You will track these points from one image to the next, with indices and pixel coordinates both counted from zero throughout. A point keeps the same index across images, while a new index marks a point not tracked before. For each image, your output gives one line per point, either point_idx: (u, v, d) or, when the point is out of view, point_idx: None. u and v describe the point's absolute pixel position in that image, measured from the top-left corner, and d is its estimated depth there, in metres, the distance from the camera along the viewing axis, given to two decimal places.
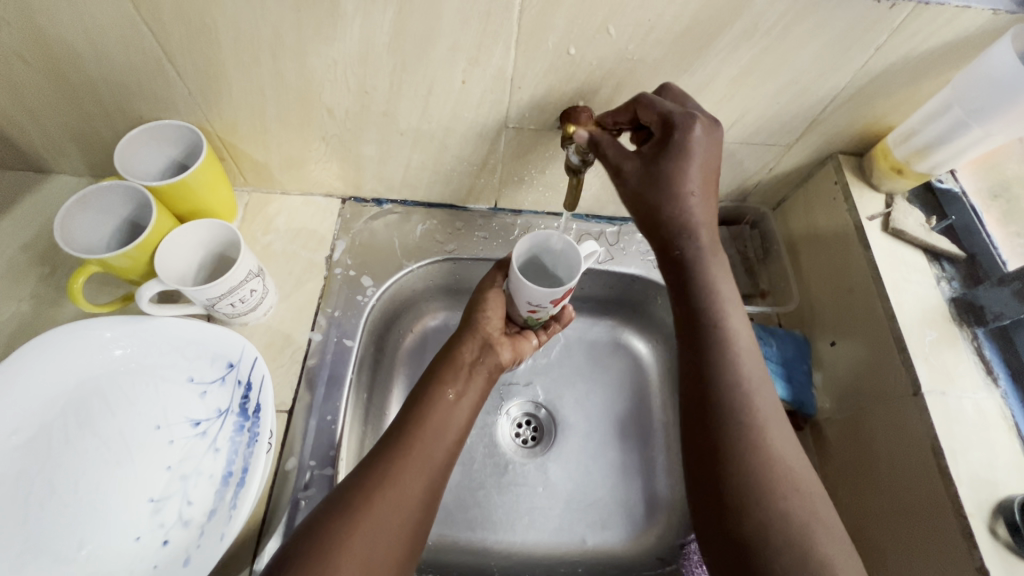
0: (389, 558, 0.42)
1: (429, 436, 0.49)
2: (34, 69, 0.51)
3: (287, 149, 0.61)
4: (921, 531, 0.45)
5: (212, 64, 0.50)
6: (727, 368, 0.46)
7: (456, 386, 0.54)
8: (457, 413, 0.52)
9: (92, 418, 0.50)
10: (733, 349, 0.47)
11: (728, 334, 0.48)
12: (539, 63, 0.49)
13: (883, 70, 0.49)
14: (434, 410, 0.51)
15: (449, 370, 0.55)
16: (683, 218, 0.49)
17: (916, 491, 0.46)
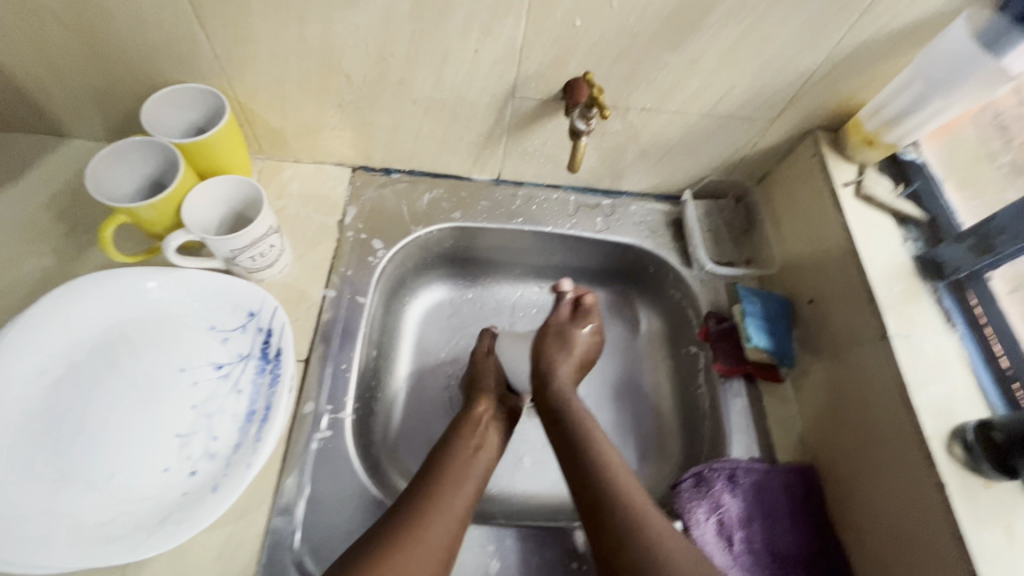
0: None
1: (450, 491, 0.51)
2: (66, 29, 0.53)
3: (303, 116, 0.64)
4: (900, 481, 0.49)
5: (240, 27, 0.53)
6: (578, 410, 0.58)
7: (473, 441, 0.57)
8: (476, 465, 0.55)
9: (120, 360, 0.53)
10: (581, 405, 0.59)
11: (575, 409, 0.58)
12: (547, 35, 0.54)
13: (855, 48, 0.55)
14: (455, 461, 0.54)
15: (456, 440, 0.57)
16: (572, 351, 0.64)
17: (900, 465, 0.49)
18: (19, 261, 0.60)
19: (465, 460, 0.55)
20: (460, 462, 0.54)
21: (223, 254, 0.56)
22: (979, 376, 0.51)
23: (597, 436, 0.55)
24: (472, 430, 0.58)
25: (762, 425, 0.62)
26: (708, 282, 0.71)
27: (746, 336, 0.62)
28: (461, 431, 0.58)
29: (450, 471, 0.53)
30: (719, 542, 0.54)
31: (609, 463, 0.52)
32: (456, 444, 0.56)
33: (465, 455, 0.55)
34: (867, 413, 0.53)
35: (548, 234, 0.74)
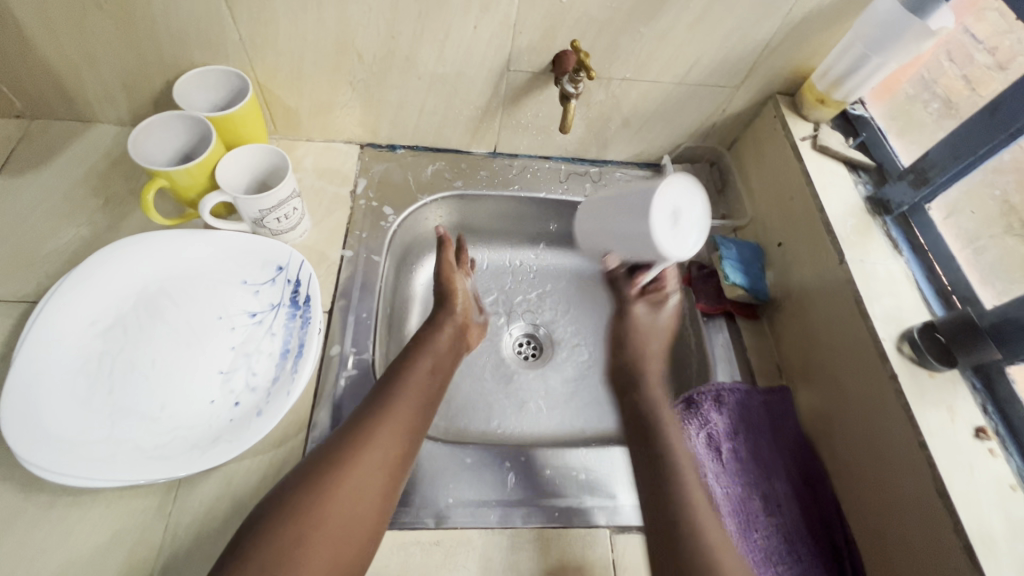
0: (374, 491, 0.49)
1: (400, 406, 0.54)
2: (105, 17, 0.59)
3: (317, 95, 0.71)
4: (864, 383, 0.56)
5: (265, 12, 0.60)
6: (659, 424, 0.59)
7: (432, 362, 0.60)
8: (431, 384, 0.58)
9: (161, 312, 0.58)
10: (660, 409, 0.61)
11: (661, 421, 0.59)
12: (537, 10, 0.61)
13: (803, 17, 0.63)
14: (411, 382, 0.57)
15: (415, 359, 0.60)
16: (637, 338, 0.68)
17: (862, 368, 0.57)
18: (58, 232, 0.65)
19: (425, 379, 0.58)
20: (415, 384, 0.57)
21: (254, 217, 0.63)
22: (923, 291, 0.59)
23: (677, 444, 0.57)
24: (428, 353, 0.61)
25: (743, 356, 0.70)
26: None
27: (724, 274, 0.70)
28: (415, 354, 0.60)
29: (404, 394, 0.55)
30: (708, 452, 0.61)
31: (687, 489, 0.52)
32: (412, 367, 0.58)
33: (419, 379, 0.58)
34: (832, 332, 0.61)
35: (543, 200, 0.81)
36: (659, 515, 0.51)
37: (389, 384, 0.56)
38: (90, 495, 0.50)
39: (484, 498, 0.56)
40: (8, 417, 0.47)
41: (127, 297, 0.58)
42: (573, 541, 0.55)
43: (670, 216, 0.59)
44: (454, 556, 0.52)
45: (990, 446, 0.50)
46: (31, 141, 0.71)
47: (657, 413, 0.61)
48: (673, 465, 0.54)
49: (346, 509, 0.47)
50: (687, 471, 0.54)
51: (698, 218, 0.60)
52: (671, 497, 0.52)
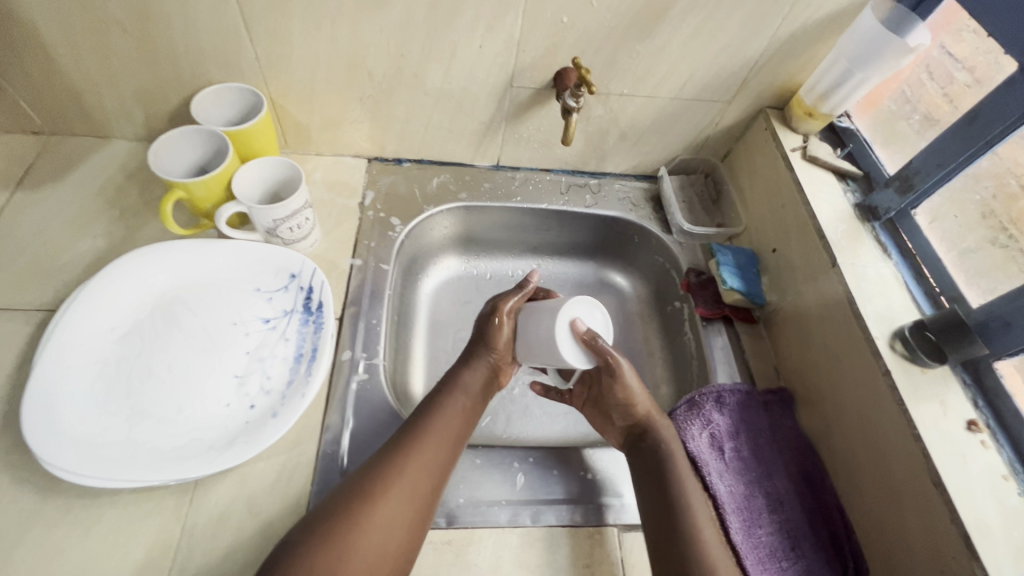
0: (395, 538, 0.49)
1: (425, 448, 0.54)
2: (127, 36, 0.62)
3: (328, 110, 0.74)
4: (860, 381, 0.58)
5: (281, 32, 0.63)
6: (660, 440, 0.59)
7: (463, 402, 0.59)
8: (460, 424, 0.58)
9: (178, 318, 0.60)
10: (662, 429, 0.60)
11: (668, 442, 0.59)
12: (540, 29, 0.64)
13: (789, 35, 0.67)
14: (438, 424, 0.56)
15: (441, 404, 0.58)
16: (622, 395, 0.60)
17: (858, 367, 0.59)
18: (74, 242, 0.67)
19: (453, 419, 0.57)
20: (442, 424, 0.56)
21: (265, 226, 0.64)
22: (912, 292, 0.62)
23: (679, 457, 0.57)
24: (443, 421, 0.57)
25: (741, 358, 0.72)
26: (685, 243, 0.82)
27: (721, 279, 0.72)
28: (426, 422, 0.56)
29: (431, 436, 0.55)
30: (712, 451, 0.62)
31: (694, 509, 0.54)
32: (421, 438, 0.54)
33: (428, 452, 0.53)
34: (827, 332, 0.64)
35: (544, 210, 0.84)
36: (666, 533, 0.52)
37: (415, 424, 0.56)
38: (108, 498, 0.51)
39: (493, 498, 0.57)
40: (29, 421, 0.48)
41: (144, 304, 0.59)
42: (581, 539, 0.56)
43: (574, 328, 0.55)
44: (466, 554, 0.53)
45: (981, 438, 0.52)
46: (48, 155, 0.74)
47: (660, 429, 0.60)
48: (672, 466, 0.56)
49: (366, 555, 0.47)
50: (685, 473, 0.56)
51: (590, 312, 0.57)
52: (677, 518, 0.53)
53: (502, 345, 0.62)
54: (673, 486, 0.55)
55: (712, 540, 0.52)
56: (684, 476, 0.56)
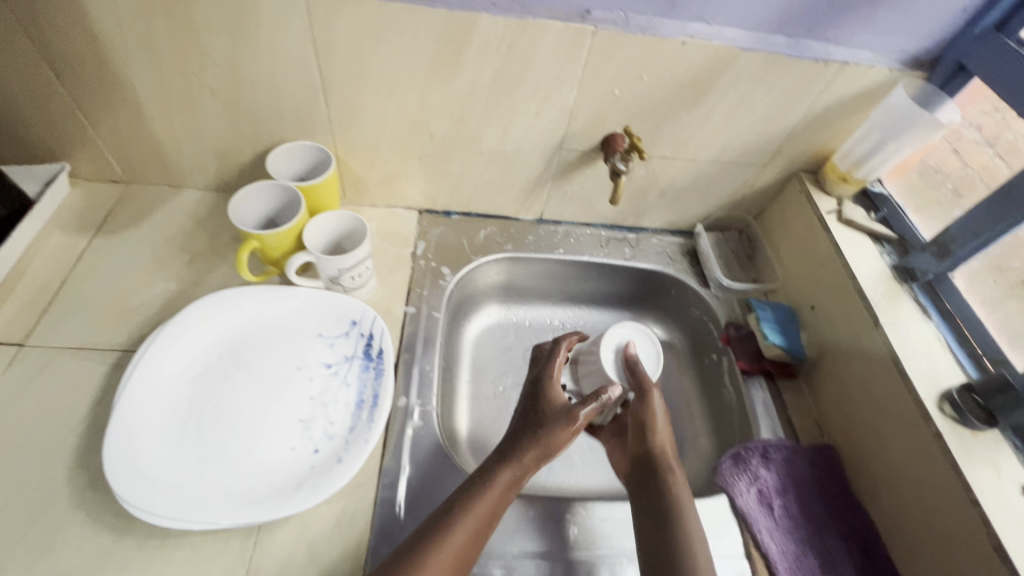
0: None
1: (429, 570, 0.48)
2: (216, 100, 0.68)
3: (388, 167, 0.79)
4: (909, 441, 0.59)
5: (355, 98, 0.68)
6: (665, 481, 0.60)
7: (485, 509, 0.54)
8: (477, 540, 0.52)
9: (246, 362, 0.63)
10: (676, 476, 0.61)
11: (676, 489, 0.60)
12: (593, 99, 0.70)
13: (823, 108, 0.72)
14: (449, 540, 0.50)
15: (460, 514, 0.52)
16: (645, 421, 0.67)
17: (905, 426, 0.60)
18: (148, 285, 0.71)
19: (471, 535, 0.52)
20: (453, 542, 0.50)
21: (331, 275, 0.67)
22: (955, 353, 0.64)
23: (684, 501, 0.58)
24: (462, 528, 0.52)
25: (783, 413, 0.73)
26: (722, 297, 0.85)
27: (763, 334, 0.74)
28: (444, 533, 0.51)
29: (440, 553, 0.49)
30: (761, 508, 0.63)
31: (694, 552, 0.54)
32: (436, 550, 0.49)
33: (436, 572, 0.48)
34: (871, 391, 0.65)
35: (585, 262, 0.87)
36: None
37: (428, 539, 0.50)
38: (176, 539, 0.52)
39: (548, 549, 0.58)
40: (109, 459, 0.50)
41: (216, 348, 0.63)
42: None
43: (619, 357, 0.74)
44: None
45: None
46: (125, 203, 0.79)
47: (671, 469, 0.62)
48: (680, 522, 0.56)
49: None
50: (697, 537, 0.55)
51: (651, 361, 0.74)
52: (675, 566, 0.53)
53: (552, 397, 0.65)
54: (679, 541, 0.55)
55: None
56: (693, 527, 0.56)
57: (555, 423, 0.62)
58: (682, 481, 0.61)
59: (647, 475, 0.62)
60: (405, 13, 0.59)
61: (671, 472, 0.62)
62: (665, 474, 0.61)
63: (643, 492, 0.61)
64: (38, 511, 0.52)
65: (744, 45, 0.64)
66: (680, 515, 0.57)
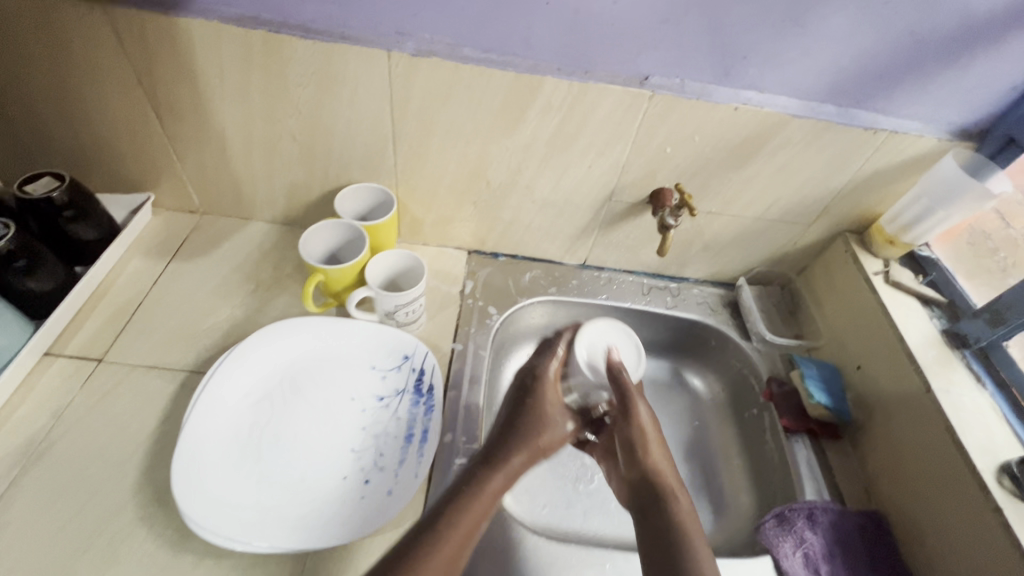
0: None
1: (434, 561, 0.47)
2: (294, 143, 0.74)
3: (444, 210, 0.83)
4: (966, 516, 0.58)
5: (422, 147, 0.74)
6: (670, 508, 0.57)
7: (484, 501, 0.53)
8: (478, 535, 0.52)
9: (303, 390, 0.66)
10: (680, 504, 0.58)
11: (682, 517, 0.56)
12: (645, 156, 0.73)
13: (870, 173, 0.74)
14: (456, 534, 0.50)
15: (462, 506, 0.52)
16: (636, 437, 0.64)
17: (962, 499, 0.58)
18: (215, 310, 0.75)
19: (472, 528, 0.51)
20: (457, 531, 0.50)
21: (388, 313, 0.72)
22: (1011, 424, 0.63)
23: (692, 528, 0.55)
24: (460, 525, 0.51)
25: (829, 474, 0.72)
26: (764, 350, 0.85)
27: (809, 393, 0.74)
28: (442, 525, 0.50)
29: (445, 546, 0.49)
30: (806, 573, 0.61)
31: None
32: (438, 540, 0.49)
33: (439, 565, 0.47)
34: (926, 458, 0.63)
35: (626, 309, 0.90)
36: None
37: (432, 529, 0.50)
38: (229, 560, 0.54)
39: None
40: (174, 476, 0.53)
41: (276, 375, 0.66)
42: None
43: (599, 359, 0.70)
44: None
45: None
46: (198, 232, 0.85)
47: (674, 497, 0.59)
48: (689, 551, 0.52)
49: None
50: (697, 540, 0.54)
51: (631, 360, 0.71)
52: None
53: (552, 400, 0.65)
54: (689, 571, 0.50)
55: None
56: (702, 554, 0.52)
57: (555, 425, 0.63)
58: (687, 508, 0.58)
59: (648, 502, 0.60)
60: (477, 74, 0.64)
61: (675, 497, 0.59)
62: (669, 501, 0.58)
63: (648, 520, 0.57)
64: (106, 522, 0.55)
65: (795, 113, 0.67)
66: (686, 540, 0.54)
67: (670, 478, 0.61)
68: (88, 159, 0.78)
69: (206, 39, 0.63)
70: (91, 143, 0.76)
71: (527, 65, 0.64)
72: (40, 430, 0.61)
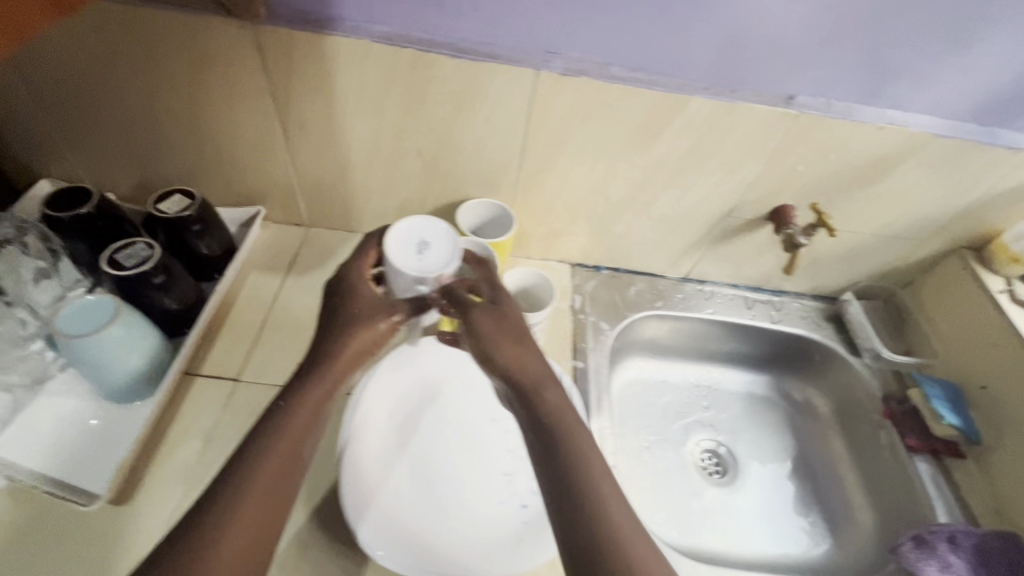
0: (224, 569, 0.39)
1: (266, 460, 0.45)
2: (418, 159, 0.73)
3: (556, 224, 0.83)
4: None
5: (548, 163, 0.73)
6: (533, 404, 0.48)
7: (320, 394, 0.49)
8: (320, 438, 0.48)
9: (446, 412, 0.66)
10: (546, 399, 0.48)
11: (560, 415, 0.47)
12: (774, 173, 0.72)
13: (1001, 191, 0.73)
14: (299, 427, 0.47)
15: (285, 407, 0.48)
16: (473, 332, 0.52)
17: None
18: None
19: (302, 428, 0.47)
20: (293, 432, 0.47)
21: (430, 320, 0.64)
22: None
23: (577, 428, 0.47)
24: (253, 492, 0.43)
25: (957, 495, 0.73)
26: (874, 366, 0.85)
27: (940, 415, 0.74)
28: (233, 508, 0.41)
29: (281, 441, 0.46)
30: None
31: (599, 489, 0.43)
32: (273, 436, 0.46)
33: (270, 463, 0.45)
34: None
35: (730, 323, 0.89)
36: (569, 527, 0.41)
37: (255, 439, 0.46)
38: None
39: None
40: (347, 509, 0.53)
41: (418, 395, 0.66)
42: None
43: (410, 247, 0.51)
44: None
45: None
46: (308, 246, 0.84)
47: (534, 391, 0.49)
48: (573, 451, 0.45)
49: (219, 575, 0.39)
50: (600, 471, 0.44)
51: (447, 245, 0.51)
52: (577, 503, 0.42)
53: (370, 296, 0.53)
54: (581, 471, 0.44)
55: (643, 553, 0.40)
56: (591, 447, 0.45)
57: (374, 318, 0.52)
58: (558, 398, 0.49)
59: (508, 391, 0.50)
60: (623, 92, 0.63)
61: (525, 388, 0.49)
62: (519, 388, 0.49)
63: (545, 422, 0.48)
64: (277, 548, 0.56)
65: (939, 132, 0.66)
66: (563, 437, 0.46)
67: (517, 368, 0.50)
68: (204, 173, 0.78)
69: (350, 57, 0.62)
70: (210, 157, 0.75)
71: (675, 85, 0.63)
72: (193, 455, 0.61)
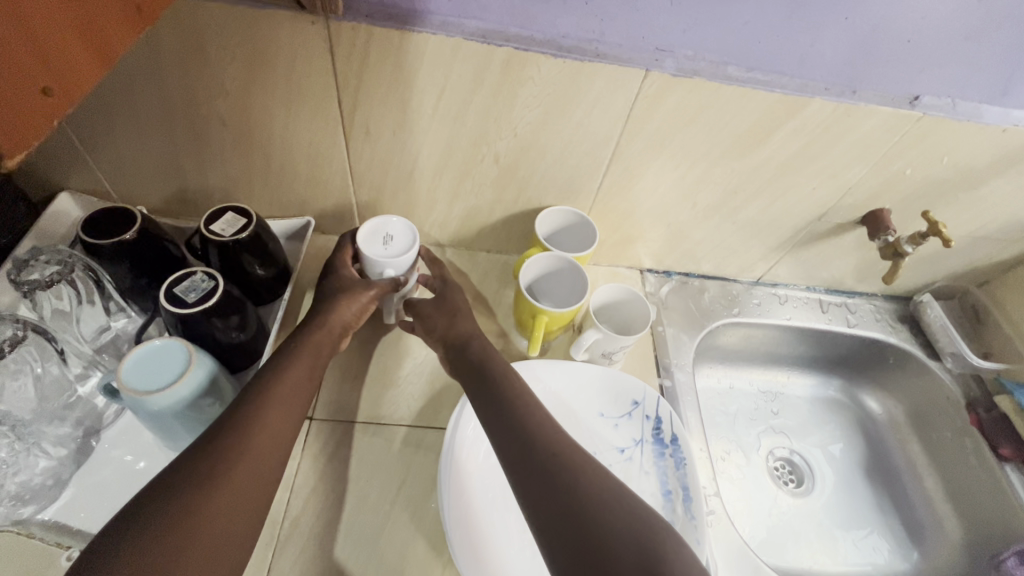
0: (233, 515, 0.41)
1: (266, 408, 0.47)
2: (495, 165, 0.66)
3: (632, 231, 0.77)
4: None
5: (637, 169, 0.67)
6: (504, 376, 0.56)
7: (318, 355, 0.55)
8: (302, 396, 0.51)
9: None
10: (513, 376, 0.56)
11: (521, 384, 0.55)
12: (879, 177, 0.67)
13: None
14: (281, 382, 0.50)
15: (285, 365, 0.52)
16: (458, 317, 0.63)
17: None
18: None
19: (297, 385, 0.51)
20: (286, 388, 0.50)
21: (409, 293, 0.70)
22: None
23: (528, 393, 0.54)
24: (258, 433, 0.46)
25: None
26: (956, 372, 0.82)
27: None
28: (187, 496, 0.40)
29: (277, 391, 0.49)
30: None
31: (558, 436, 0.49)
32: (273, 390, 0.49)
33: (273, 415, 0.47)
34: None
35: (806, 329, 0.86)
36: (529, 463, 0.46)
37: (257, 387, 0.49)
38: None
39: None
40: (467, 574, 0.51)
41: None
42: None
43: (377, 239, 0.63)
44: None
45: None
46: None
47: (503, 369, 0.57)
48: (528, 410, 0.52)
49: (214, 520, 0.40)
50: (548, 420, 0.50)
51: (410, 238, 0.63)
52: (541, 443, 0.48)
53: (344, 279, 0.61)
54: (535, 420, 0.50)
55: (598, 473, 0.45)
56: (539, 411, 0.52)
57: (349, 295, 0.60)
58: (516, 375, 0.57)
59: (476, 370, 0.57)
60: (738, 95, 0.57)
61: (501, 368, 0.57)
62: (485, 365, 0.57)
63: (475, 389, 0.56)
64: None
65: None
66: (517, 396, 0.53)
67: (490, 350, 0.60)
68: (250, 183, 0.69)
69: (433, 56, 0.54)
70: (258, 166, 0.67)
71: (796, 85, 0.57)
72: (279, 506, 0.57)
